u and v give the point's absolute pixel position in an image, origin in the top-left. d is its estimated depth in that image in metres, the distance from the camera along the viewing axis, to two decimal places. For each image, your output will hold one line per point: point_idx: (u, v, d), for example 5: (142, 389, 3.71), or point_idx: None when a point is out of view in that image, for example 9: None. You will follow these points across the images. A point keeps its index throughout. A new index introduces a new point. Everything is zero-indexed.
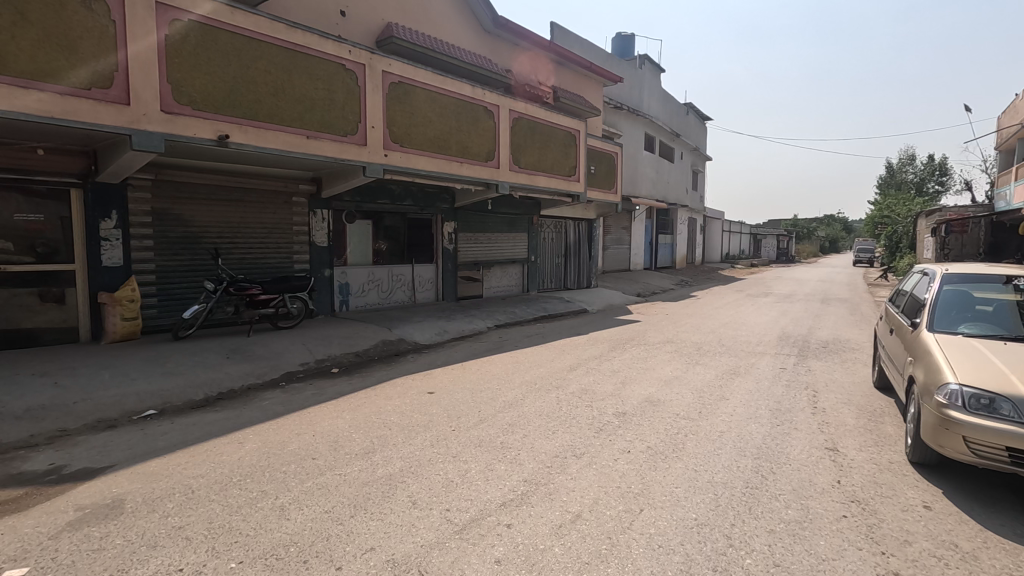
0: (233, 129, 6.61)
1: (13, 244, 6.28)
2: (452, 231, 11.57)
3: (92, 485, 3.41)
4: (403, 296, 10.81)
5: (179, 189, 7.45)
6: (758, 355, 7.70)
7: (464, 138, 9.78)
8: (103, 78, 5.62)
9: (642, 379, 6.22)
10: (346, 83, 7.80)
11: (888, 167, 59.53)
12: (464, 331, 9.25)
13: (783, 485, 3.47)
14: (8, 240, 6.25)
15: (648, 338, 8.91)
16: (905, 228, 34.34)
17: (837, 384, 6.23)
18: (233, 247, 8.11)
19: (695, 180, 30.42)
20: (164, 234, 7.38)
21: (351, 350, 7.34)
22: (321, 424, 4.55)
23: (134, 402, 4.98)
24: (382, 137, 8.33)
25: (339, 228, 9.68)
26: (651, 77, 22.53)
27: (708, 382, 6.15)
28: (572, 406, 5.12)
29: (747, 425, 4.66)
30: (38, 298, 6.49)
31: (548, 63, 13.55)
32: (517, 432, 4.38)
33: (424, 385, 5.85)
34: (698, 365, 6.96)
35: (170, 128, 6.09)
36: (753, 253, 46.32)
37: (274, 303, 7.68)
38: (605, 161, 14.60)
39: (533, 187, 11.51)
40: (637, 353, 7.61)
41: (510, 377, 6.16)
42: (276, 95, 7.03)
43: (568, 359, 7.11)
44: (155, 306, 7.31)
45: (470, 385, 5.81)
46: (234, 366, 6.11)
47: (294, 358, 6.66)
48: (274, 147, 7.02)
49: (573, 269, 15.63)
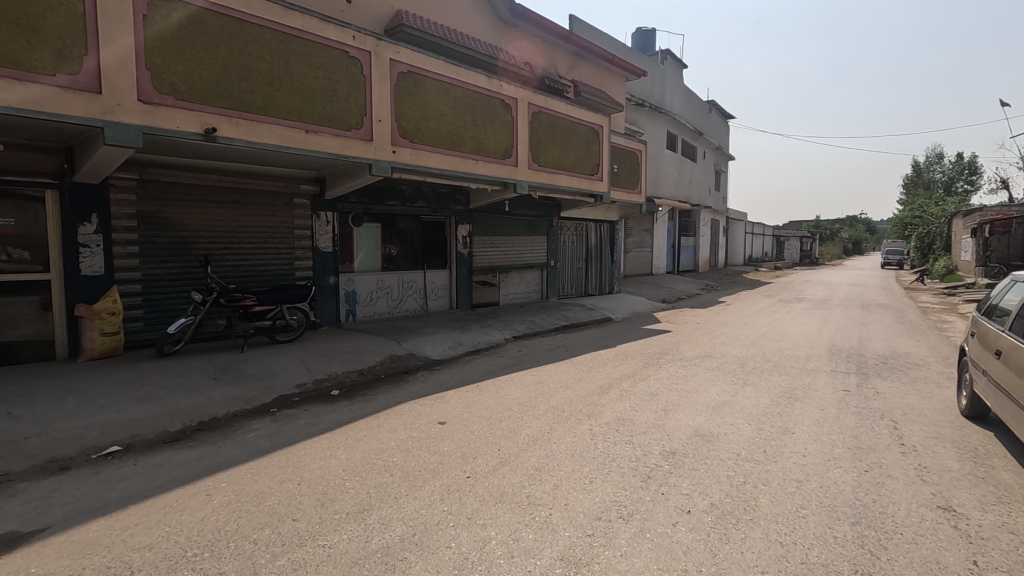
0: (222, 121, 5.90)
1: (30, 253, 5.95)
2: (466, 234, 10.80)
3: (7, 562, 2.67)
4: (413, 304, 10.07)
5: (167, 190, 6.77)
6: (813, 373, 6.79)
7: (479, 133, 9.02)
8: (70, 61, 4.94)
9: (686, 405, 5.36)
10: (349, 72, 7.08)
11: (915, 166, 57.69)
12: (480, 344, 8.47)
13: (906, 571, 2.61)
14: (25, 249, 5.91)
15: (683, 352, 8.06)
16: (939, 228, 32.84)
17: (917, 411, 5.30)
18: (228, 253, 7.42)
19: (717, 181, 29.42)
20: (150, 239, 6.70)
21: (354, 367, 6.57)
22: (310, 468, 3.79)
23: (97, 436, 4.26)
24: (390, 132, 7.59)
25: (346, 232, 8.97)
26: (674, 72, 21.66)
27: (764, 408, 5.29)
28: (609, 442, 4.31)
29: (828, 471, 3.78)
30: (33, 309, 5.99)
31: (568, 56, 12.78)
32: (545, 480, 3.59)
33: (435, 413, 5.07)
34: (747, 388, 6.07)
35: (149, 120, 5.40)
36: (776, 255, 44.95)
37: (271, 315, 6.97)
38: (628, 159, 13.77)
39: (554, 187, 10.72)
40: (675, 372, 6.74)
41: (533, 403, 5.34)
42: (272, 85, 6.33)
43: (598, 380, 6.27)
44: (141, 318, 6.65)
45: (487, 413, 5.00)
46: (220, 390, 5.38)
47: (290, 378, 5.92)
48: (270, 142, 6.32)
49: (595, 274, 14.79)
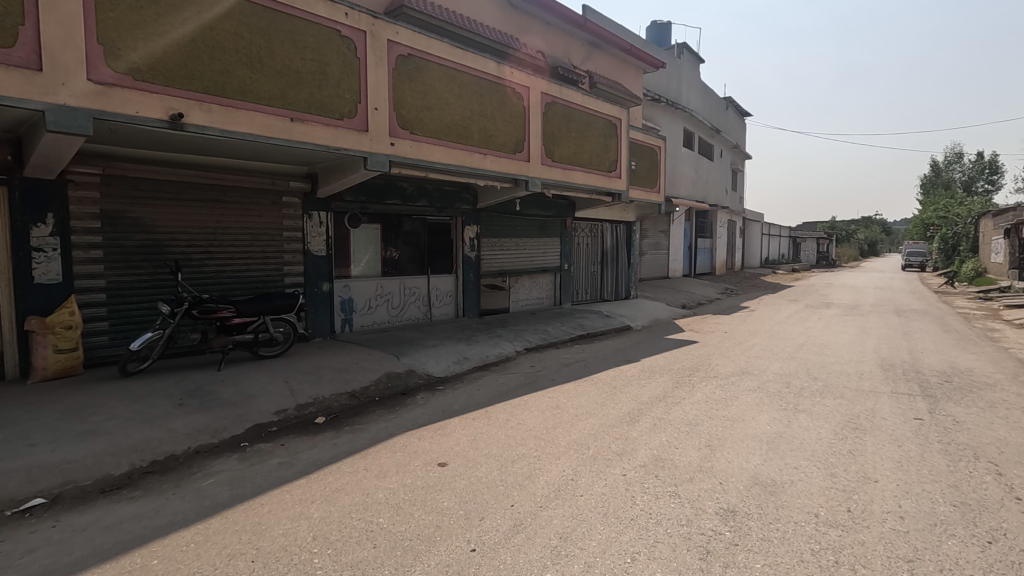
0: (190, 106, 5.12)
1: None
2: (474, 236, 9.95)
3: None
4: (415, 313, 9.24)
5: (136, 186, 6.02)
6: (872, 396, 5.87)
7: (487, 124, 8.20)
8: (3, 33, 4.18)
9: (734, 439, 4.50)
10: (341, 54, 6.29)
11: (935, 166, 56.19)
12: (488, 358, 7.61)
13: None
14: None
15: (717, 368, 7.21)
16: (964, 228, 31.56)
17: (1015, 449, 4.37)
18: (208, 258, 6.66)
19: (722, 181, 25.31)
20: (116, 242, 5.94)
21: (345, 388, 5.75)
22: (272, 535, 2.97)
23: (18, 484, 3.46)
24: (387, 121, 6.79)
25: (341, 234, 8.18)
26: (691, 67, 20.77)
27: (829, 444, 4.41)
28: (649, 496, 3.45)
29: (942, 544, 2.89)
30: None
31: (584, 46, 11.93)
32: (574, 559, 2.73)
33: (434, 449, 4.23)
34: (801, 416, 5.18)
35: (102, 103, 4.64)
36: (793, 257, 43.78)
37: (253, 328, 6.17)
38: (646, 156, 12.92)
39: (569, 184, 9.87)
40: (713, 395, 5.86)
41: (552, 437, 4.48)
42: (251, 66, 5.55)
43: (626, 405, 5.41)
44: (106, 331, 5.90)
45: (498, 451, 4.17)
46: (185, 419, 4.58)
47: (269, 404, 5.11)
48: (248, 131, 5.52)
49: (611, 278, 13.91)
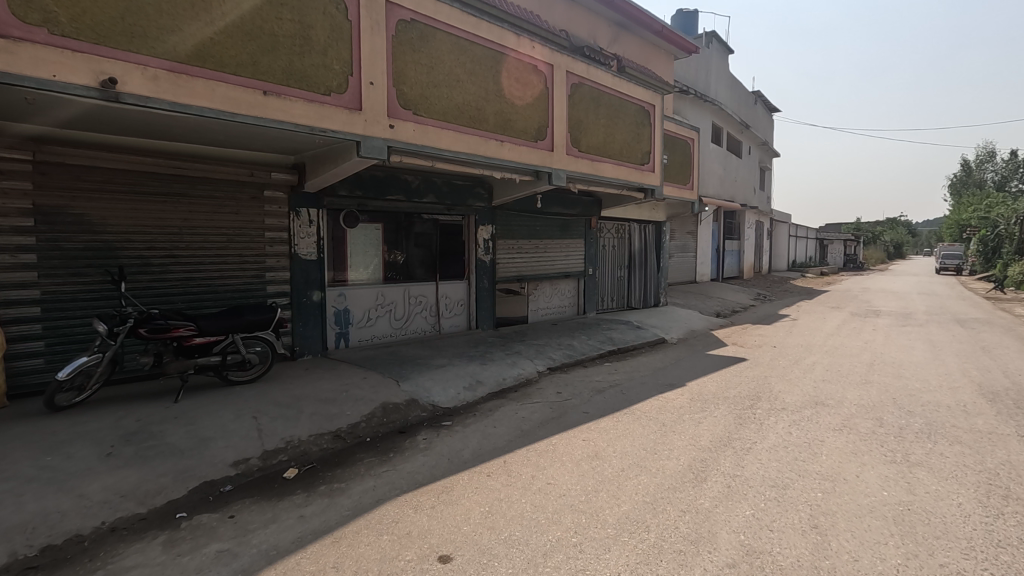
0: (129, 71, 4.02)
1: None
2: (489, 238, 8.78)
3: None
4: (422, 325, 8.10)
5: (79, 175, 4.95)
6: (998, 441, 4.58)
7: (504, 106, 7.03)
8: None
9: (847, 515, 3.26)
10: (329, 14, 5.17)
11: (966, 165, 53.98)
12: (505, 381, 6.42)
13: None
14: None
15: (783, 397, 5.94)
16: (1006, 229, 29.68)
17: None
18: (173, 263, 5.59)
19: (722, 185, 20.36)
20: (55, 244, 4.89)
21: (329, 428, 4.60)
22: None
23: None
24: (386, 99, 5.65)
25: (335, 236, 7.06)
26: (720, 57, 19.44)
27: (985, 525, 3.14)
28: None
29: None
30: None
31: (611, 26, 10.71)
32: None
33: (434, 531, 3.04)
34: (921, 474, 3.90)
35: (6, 62, 3.56)
36: (820, 259, 42.06)
37: (219, 349, 5.08)
38: (678, 148, 11.68)
39: (598, 178, 8.66)
40: (792, 438, 4.61)
41: (594, 511, 3.27)
42: (211, 24, 4.45)
43: (684, 455, 4.19)
44: (41, 353, 4.87)
45: (523, 538, 2.96)
46: (109, 478, 3.47)
47: (229, 452, 3.99)
48: (207, 106, 4.41)
49: (639, 284, 12.65)
